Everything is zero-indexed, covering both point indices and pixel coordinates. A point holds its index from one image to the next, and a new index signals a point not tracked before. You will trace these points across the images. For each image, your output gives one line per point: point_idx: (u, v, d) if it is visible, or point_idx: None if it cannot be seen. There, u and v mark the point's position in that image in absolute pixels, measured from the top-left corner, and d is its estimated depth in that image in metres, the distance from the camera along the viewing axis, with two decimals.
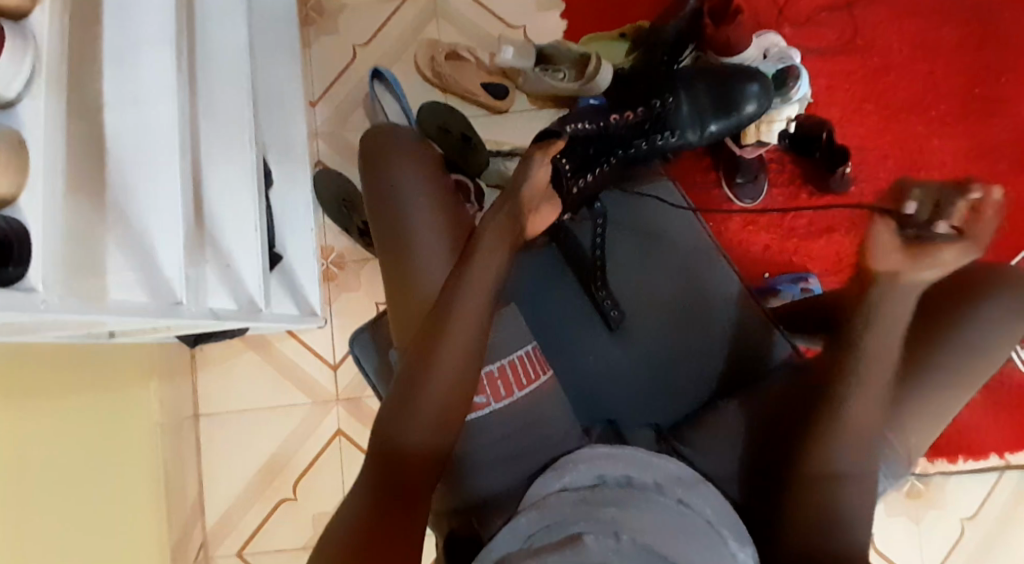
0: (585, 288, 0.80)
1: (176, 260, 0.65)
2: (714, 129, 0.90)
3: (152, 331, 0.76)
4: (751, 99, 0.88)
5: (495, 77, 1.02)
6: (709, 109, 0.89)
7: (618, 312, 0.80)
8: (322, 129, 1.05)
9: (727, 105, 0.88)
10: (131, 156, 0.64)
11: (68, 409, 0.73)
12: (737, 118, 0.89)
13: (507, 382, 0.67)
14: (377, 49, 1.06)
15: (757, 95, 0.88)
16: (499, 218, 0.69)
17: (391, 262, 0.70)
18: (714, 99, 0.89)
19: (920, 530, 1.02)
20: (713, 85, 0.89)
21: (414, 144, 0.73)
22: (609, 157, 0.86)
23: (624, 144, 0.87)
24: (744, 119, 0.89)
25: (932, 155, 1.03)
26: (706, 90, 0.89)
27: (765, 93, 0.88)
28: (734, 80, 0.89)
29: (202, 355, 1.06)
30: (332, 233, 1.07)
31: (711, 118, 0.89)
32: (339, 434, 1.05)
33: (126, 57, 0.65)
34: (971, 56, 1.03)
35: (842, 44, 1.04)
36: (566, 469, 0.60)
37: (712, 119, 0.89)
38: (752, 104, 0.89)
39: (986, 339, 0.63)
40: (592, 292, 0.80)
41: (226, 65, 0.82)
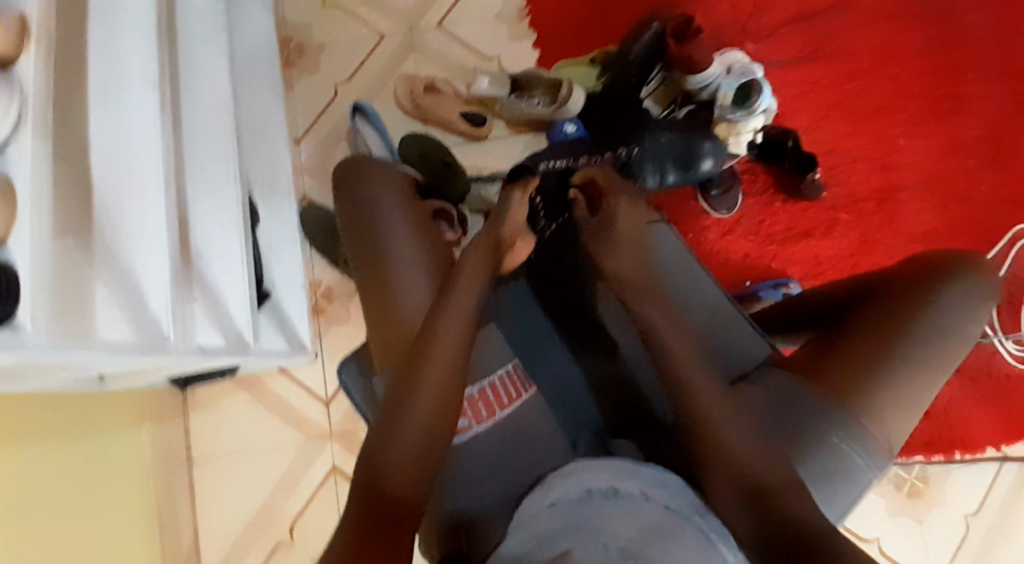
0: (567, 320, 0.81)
1: (164, 294, 0.67)
2: (671, 179, 0.94)
3: (140, 371, 0.78)
4: (706, 155, 0.92)
5: (473, 107, 1.05)
6: (670, 160, 0.93)
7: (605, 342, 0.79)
8: (307, 164, 1.08)
9: (688, 158, 0.92)
10: (117, 196, 0.66)
11: (60, 452, 0.74)
12: (693, 172, 0.94)
13: (487, 403, 0.69)
14: (359, 84, 1.09)
15: (712, 152, 0.93)
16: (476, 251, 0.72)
17: (371, 289, 0.71)
18: (675, 150, 0.93)
19: (923, 531, 1.02)
20: (677, 136, 0.93)
21: (387, 174, 0.77)
22: None
23: None
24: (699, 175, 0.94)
25: (900, 155, 1.05)
26: (670, 141, 0.93)
27: (718, 152, 0.93)
28: (695, 133, 0.93)
29: (195, 398, 1.07)
30: (320, 266, 1.09)
31: (671, 169, 0.93)
32: (333, 472, 1.05)
33: (111, 100, 0.67)
34: (931, 58, 1.06)
35: (806, 54, 1.07)
36: (553, 486, 0.60)
37: (671, 169, 0.93)
38: (709, 161, 0.93)
39: (949, 324, 0.65)
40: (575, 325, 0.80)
41: (209, 105, 0.85)
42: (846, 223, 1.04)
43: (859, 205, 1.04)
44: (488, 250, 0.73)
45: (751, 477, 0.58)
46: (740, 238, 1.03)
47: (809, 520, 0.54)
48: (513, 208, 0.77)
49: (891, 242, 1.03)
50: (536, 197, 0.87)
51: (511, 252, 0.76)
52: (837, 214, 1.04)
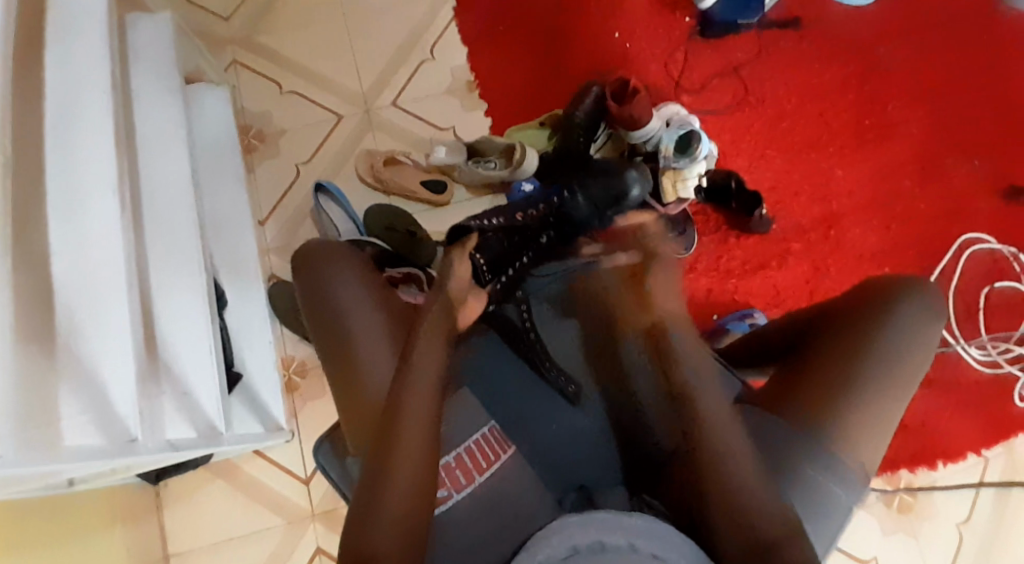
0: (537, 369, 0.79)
1: (128, 393, 0.65)
2: (613, 217, 0.94)
3: (110, 471, 0.76)
4: (635, 185, 0.95)
5: (434, 174, 1.08)
6: (603, 202, 0.94)
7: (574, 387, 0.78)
8: (274, 244, 1.09)
9: (618, 194, 0.95)
10: (79, 298, 0.66)
11: (32, 563, 0.72)
12: (628, 206, 0.95)
13: (466, 470, 0.69)
14: (321, 162, 1.12)
15: (637, 182, 0.96)
16: (436, 315, 0.73)
17: (338, 372, 0.71)
18: (605, 192, 0.95)
19: (921, 544, 1.00)
20: (602, 179, 0.96)
21: (343, 256, 0.77)
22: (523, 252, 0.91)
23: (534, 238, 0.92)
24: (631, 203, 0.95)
25: (840, 185, 1.09)
26: (596, 185, 0.95)
27: (644, 180, 0.96)
28: (616, 172, 0.96)
29: (167, 491, 1.05)
30: (291, 343, 1.09)
31: (608, 208, 0.94)
32: (318, 552, 1.03)
33: (72, 203, 0.68)
34: (860, 91, 1.13)
35: (736, 103, 1.12)
36: (537, 544, 0.56)
37: (608, 209, 0.94)
38: (637, 189, 0.95)
39: (903, 342, 0.66)
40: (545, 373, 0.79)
41: (171, 197, 0.86)
42: (798, 253, 1.06)
43: (808, 235, 1.07)
44: (446, 318, 0.74)
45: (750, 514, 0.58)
46: (701, 274, 1.05)
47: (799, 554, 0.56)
48: (456, 266, 0.81)
49: (845, 265, 1.06)
50: (478, 256, 0.87)
51: (465, 309, 0.78)
52: (788, 244, 1.07)
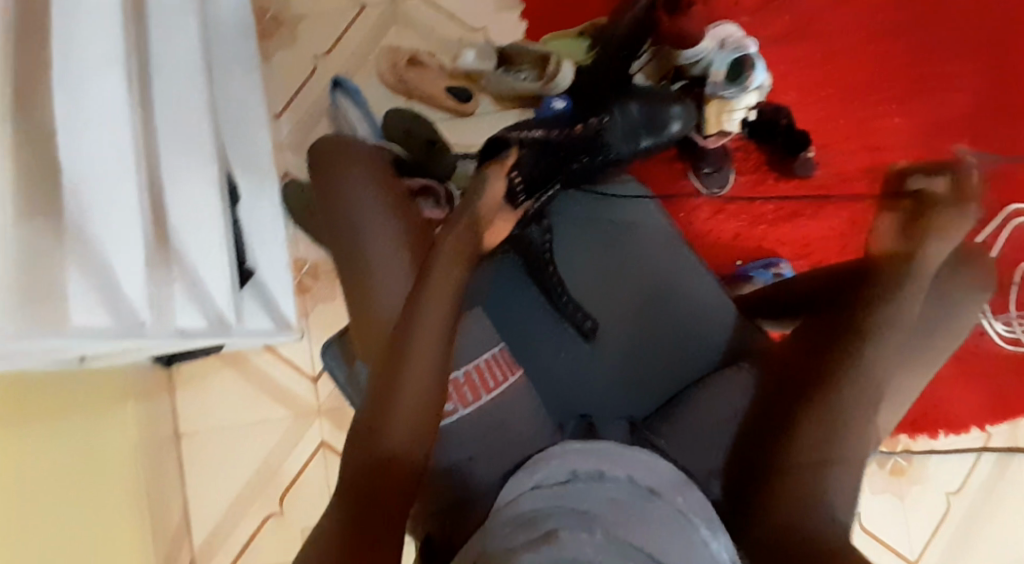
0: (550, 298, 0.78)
1: (138, 283, 0.65)
2: (645, 145, 0.90)
3: (122, 353, 0.76)
4: (676, 117, 0.91)
5: (459, 81, 1.03)
6: (640, 128, 0.88)
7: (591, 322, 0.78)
8: (289, 140, 1.05)
9: (658, 123, 0.90)
10: (88, 178, 0.63)
11: (44, 436, 0.73)
12: (664, 136, 0.91)
13: (473, 387, 0.68)
14: (341, 56, 1.06)
15: (681, 114, 0.91)
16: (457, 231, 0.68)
17: (351, 277, 0.70)
18: (644, 118, 0.89)
19: (906, 506, 1.03)
20: (642, 106, 0.89)
21: (362, 157, 0.74)
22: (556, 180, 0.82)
23: (568, 163, 0.82)
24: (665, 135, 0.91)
25: (888, 133, 1.04)
26: (636, 109, 0.89)
27: (687, 113, 0.92)
28: (660, 100, 0.90)
29: (181, 374, 1.06)
30: (304, 244, 1.07)
31: (642, 135, 0.89)
32: (321, 446, 1.05)
33: (80, 76, 0.65)
34: (924, 34, 1.05)
35: (795, 29, 1.06)
36: (539, 466, 0.59)
37: (643, 136, 0.89)
38: (676, 123, 0.91)
39: (935, 326, 0.65)
40: (557, 301, 0.78)
41: (184, 80, 0.82)
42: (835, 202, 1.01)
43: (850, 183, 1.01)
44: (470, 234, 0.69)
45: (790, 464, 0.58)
46: (730, 217, 1.03)
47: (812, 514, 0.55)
48: (490, 184, 0.72)
49: None
50: (515, 174, 0.74)
51: (489, 231, 0.71)
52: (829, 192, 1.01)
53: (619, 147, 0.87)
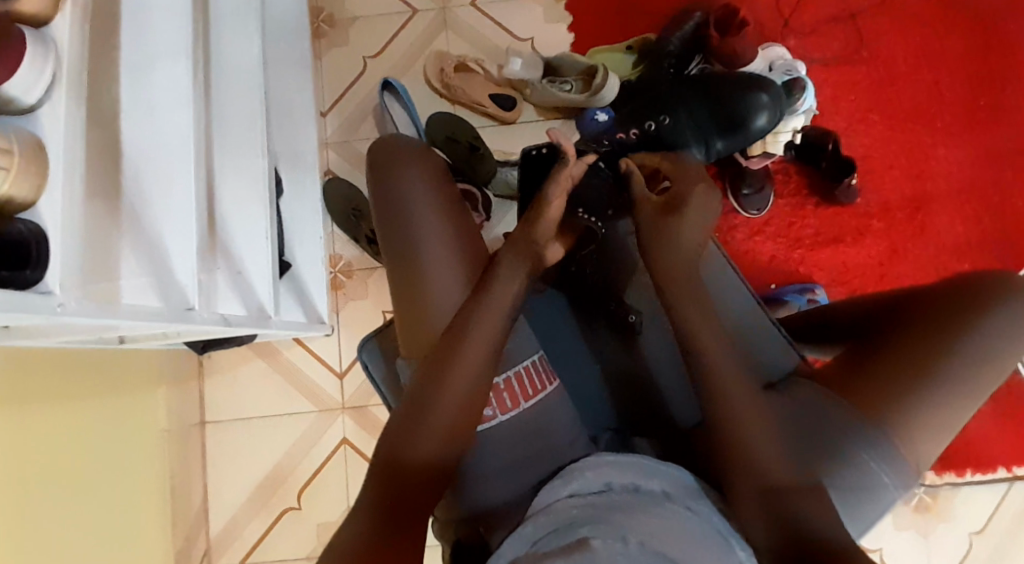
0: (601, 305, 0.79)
1: (189, 267, 0.66)
2: (720, 146, 0.88)
3: (161, 336, 0.78)
4: (762, 109, 0.87)
5: (503, 88, 1.04)
6: (713, 128, 0.88)
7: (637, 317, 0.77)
8: (332, 139, 1.07)
9: (737, 123, 0.88)
10: (145, 162, 0.64)
11: (76, 413, 0.74)
12: (748, 132, 0.88)
13: (513, 394, 0.68)
14: (389, 59, 1.08)
15: (768, 105, 0.88)
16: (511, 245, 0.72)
17: (401, 278, 0.71)
18: (716, 117, 0.88)
19: (928, 544, 1.02)
20: (715, 105, 0.88)
21: (423, 159, 0.75)
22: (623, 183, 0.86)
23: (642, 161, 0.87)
24: (754, 131, 0.88)
25: (937, 163, 1.05)
26: (707, 109, 0.88)
27: (776, 103, 0.88)
28: (745, 90, 0.88)
29: (209, 362, 1.07)
30: (340, 242, 1.07)
31: (717, 136, 0.88)
32: (344, 443, 1.05)
33: (144, 63, 0.66)
34: (977, 66, 1.06)
35: (847, 54, 1.07)
36: (574, 477, 0.61)
37: (717, 136, 0.88)
38: (762, 115, 0.88)
39: (984, 358, 0.63)
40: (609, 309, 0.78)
41: (240, 72, 0.83)
42: (877, 232, 1.04)
43: (892, 213, 1.04)
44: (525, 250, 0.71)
45: (767, 481, 0.59)
46: (767, 239, 1.04)
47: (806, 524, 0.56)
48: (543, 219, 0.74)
49: (923, 252, 1.03)
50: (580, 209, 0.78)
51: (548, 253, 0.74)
52: (869, 221, 1.04)
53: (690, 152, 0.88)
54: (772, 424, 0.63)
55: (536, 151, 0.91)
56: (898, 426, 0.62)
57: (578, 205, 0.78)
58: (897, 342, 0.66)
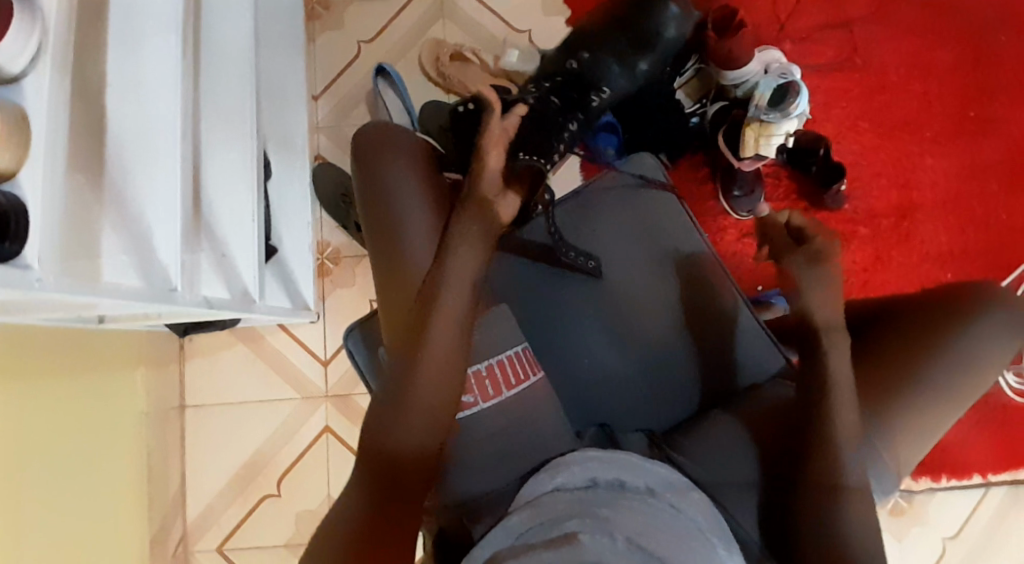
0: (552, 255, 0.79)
1: (173, 247, 0.64)
2: (644, 67, 0.90)
3: (143, 317, 0.77)
4: (671, 19, 0.89)
5: (499, 80, 1.02)
6: (629, 53, 0.88)
7: (594, 262, 0.80)
8: (323, 123, 1.05)
9: (652, 33, 0.88)
10: (130, 139, 0.63)
11: (54, 392, 0.73)
12: (660, 41, 0.89)
13: (494, 381, 0.68)
14: (383, 45, 1.06)
15: (676, 16, 0.89)
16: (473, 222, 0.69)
17: (384, 268, 0.71)
18: (624, 42, 0.88)
19: (903, 547, 1.03)
20: (609, 42, 0.88)
21: (408, 147, 0.75)
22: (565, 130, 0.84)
23: (580, 105, 0.87)
24: (666, 41, 0.89)
25: (925, 173, 1.05)
26: (611, 45, 0.88)
27: (682, 17, 0.90)
28: (634, 19, 0.88)
29: (191, 345, 1.05)
30: (329, 228, 1.06)
31: (637, 58, 0.89)
32: (326, 431, 1.04)
33: (133, 37, 0.64)
34: (968, 79, 1.06)
35: (841, 61, 1.07)
36: (559, 470, 0.60)
37: (638, 58, 0.89)
38: (673, 25, 0.89)
39: (966, 364, 0.64)
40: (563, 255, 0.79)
41: (232, 52, 0.81)
42: (862, 238, 1.04)
43: (878, 220, 1.04)
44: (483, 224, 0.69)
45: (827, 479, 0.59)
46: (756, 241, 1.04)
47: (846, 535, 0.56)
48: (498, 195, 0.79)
49: (907, 260, 1.04)
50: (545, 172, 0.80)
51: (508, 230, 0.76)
52: (856, 227, 1.04)
53: (613, 78, 0.88)
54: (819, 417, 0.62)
55: (465, 108, 0.93)
56: (887, 427, 0.62)
57: (518, 149, 0.75)
58: (885, 345, 0.66)
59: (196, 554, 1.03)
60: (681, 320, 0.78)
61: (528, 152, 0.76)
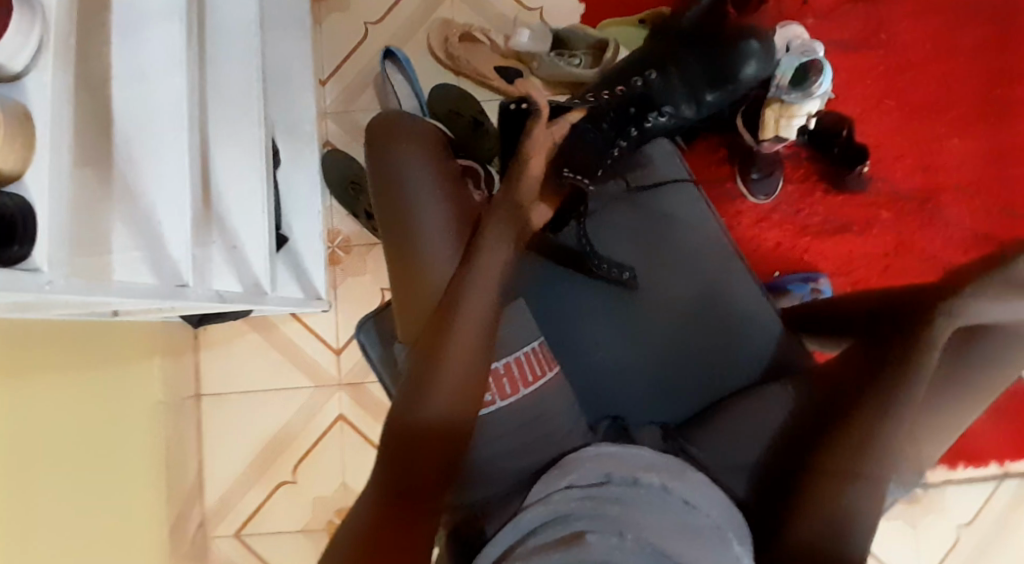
0: (585, 266, 0.79)
1: (184, 241, 0.63)
2: (709, 100, 0.89)
3: (156, 311, 0.76)
4: (751, 59, 0.86)
5: (509, 61, 1.00)
6: (702, 80, 0.87)
7: (628, 274, 0.79)
8: (331, 109, 1.04)
9: (729, 71, 0.87)
10: (135, 132, 0.61)
11: (71, 387, 0.73)
12: (736, 81, 0.88)
13: (512, 380, 0.67)
14: (391, 27, 1.04)
15: (757, 55, 0.87)
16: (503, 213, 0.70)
17: (404, 262, 0.70)
18: (704, 68, 0.87)
19: (918, 532, 1.03)
20: (695, 58, 0.87)
21: (424, 135, 0.73)
22: (619, 142, 0.83)
23: (637, 120, 0.84)
24: (744, 81, 0.88)
25: (949, 156, 1.02)
26: (694, 60, 0.87)
27: (765, 55, 0.87)
28: (725, 45, 0.87)
29: (206, 334, 1.05)
30: (339, 215, 1.05)
31: (705, 90, 0.88)
32: (340, 419, 1.05)
33: (136, 29, 0.62)
34: (996, 58, 1.02)
35: (864, 38, 1.03)
36: (571, 467, 0.60)
37: (706, 91, 0.88)
38: (754, 63, 0.87)
39: (986, 357, 0.62)
40: (593, 268, 0.78)
41: (236, 38, 0.79)
42: (883, 223, 1.02)
43: (899, 204, 1.02)
44: (513, 216, 0.70)
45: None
46: (773, 227, 1.02)
47: (844, 528, 0.56)
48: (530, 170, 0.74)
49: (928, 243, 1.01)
50: (569, 172, 0.75)
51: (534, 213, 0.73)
52: (878, 212, 1.02)
53: (676, 104, 0.87)
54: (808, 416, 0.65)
55: (514, 106, 0.83)
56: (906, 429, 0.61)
57: (563, 166, 0.75)
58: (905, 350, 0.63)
59: (215, 539, 1.04)
60: (699, 321, 0.78)
61: (573, 170, 0.76)
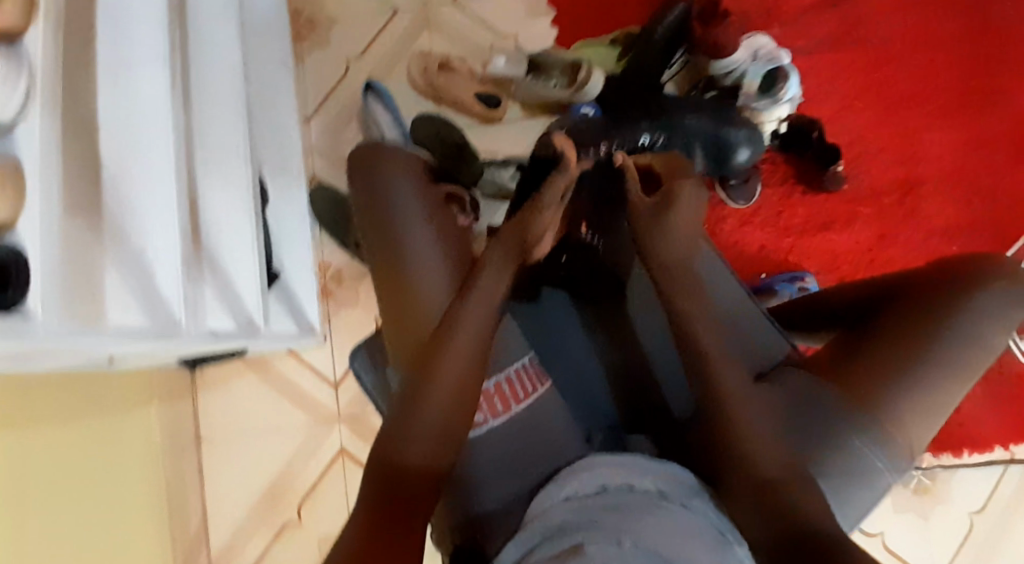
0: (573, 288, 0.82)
1: (174, 279, 0.64)
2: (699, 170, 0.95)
3: (151, 354, 0.77)
4: (744, 147, 0.91)
5: (488, 87, 1.04)
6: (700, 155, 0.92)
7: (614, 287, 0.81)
8: (317, 145, 1.06)
9: (723, 155, 0.92)
10: (124, 174, 0.63)
11: (68, 437, 0.73)
12: (727, 163, 0.93)
13: (503, 398, 0.69)
14: (371, 63, 1.08)
15: (749, 143, 0.92)
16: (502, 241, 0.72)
17: (391, 281, 0.71)
18: (704, 147, 0.91)
19: (929, 525, 1.02)
20: (702, 133, 0.90)
21: (407, 161, 0.77)
22: None
23: None
24: (733, 165, 0.94)
25: (924, 148, 1.05)
26: (700, 138, 0.90)
27: (755, 142, 0.92)
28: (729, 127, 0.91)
29: (202, 377, 1.07)
30: (329, 248, 1.08)
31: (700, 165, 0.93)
32: (341, 454, 1.06)
33: (123, 74, 0.64)
34: (955, 53, 1.07)
35: (829, 43, 1.07)
36: (569, 481, 0.60)
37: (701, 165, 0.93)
38: (746, 152, 0.92)
39: (967, 336, 0.63)
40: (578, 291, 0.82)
41: (220, 81, 0.82)
42: (867, 218, 1.03)
43: (880, 197, 1.04)
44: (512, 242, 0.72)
45: (762, 475, 0.60)
46: (757, 228, 1.03)
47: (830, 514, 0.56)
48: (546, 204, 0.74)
49: (911, 234, 1.03)
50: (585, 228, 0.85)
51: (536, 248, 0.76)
52: (858, 208, 1.04)
53: None
54: (761, 401, 0.65)
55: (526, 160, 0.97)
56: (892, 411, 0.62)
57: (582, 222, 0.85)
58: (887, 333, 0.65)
59: None
60: None
61: (591, 227, 0.85)
